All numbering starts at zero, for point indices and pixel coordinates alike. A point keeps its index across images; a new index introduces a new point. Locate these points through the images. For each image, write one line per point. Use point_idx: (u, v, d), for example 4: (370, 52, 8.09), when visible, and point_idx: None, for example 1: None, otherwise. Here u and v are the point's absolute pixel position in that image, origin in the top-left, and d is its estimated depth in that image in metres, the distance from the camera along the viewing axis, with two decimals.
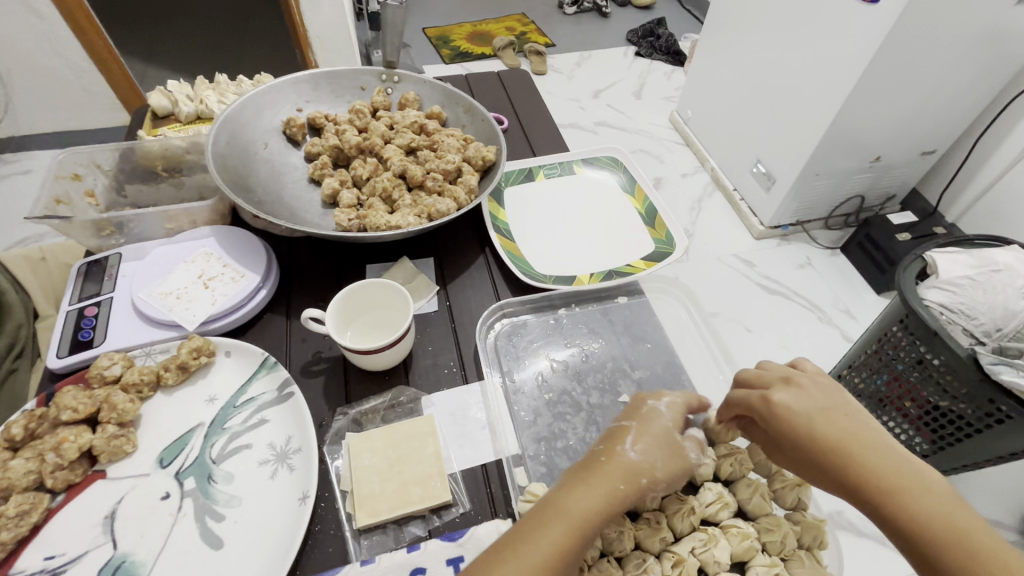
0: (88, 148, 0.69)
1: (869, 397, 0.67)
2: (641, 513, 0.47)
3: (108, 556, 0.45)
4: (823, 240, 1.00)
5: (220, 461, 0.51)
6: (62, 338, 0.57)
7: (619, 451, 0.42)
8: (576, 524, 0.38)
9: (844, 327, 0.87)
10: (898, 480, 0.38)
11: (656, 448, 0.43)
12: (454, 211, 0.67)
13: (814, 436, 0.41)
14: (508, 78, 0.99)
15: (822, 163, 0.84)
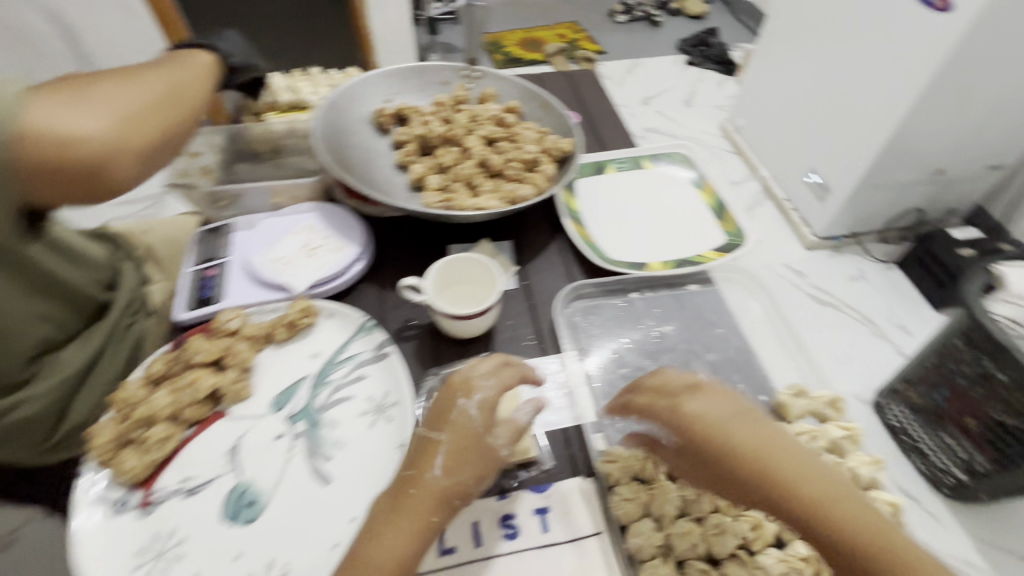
0: (206, 130, 0.77)
1: (925, 414, 0.62)
2: None
3: (234, 484, 0.51)
4: (879, 253, 0.97)
5: (326, 409, 0.56)
6: (187, 294, 0.64)
7: (424, 467, 0.45)
8: (391, 557, 0.41)
9: (898, 343, 0.84)
10: (780, 487, 0.40)
11: (471, 460, 0.45)
12: (535, 197, 0.71)
13: (712, 445, 0.42)
14: (576, 77, 1.03)
15: (882, 174, 0.84)
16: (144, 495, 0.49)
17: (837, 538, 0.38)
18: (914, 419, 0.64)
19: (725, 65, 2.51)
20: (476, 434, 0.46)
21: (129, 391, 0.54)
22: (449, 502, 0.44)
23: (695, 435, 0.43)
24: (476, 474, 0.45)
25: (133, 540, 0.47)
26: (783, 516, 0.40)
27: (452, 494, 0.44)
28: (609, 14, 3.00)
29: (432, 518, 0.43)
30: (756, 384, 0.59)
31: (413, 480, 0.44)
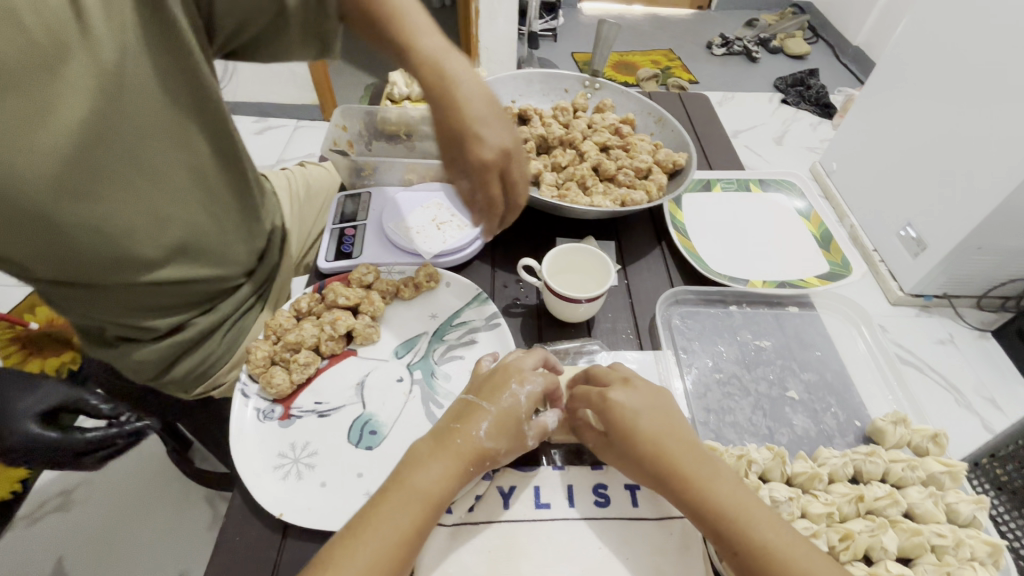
0: (356, 107, 0.85)
1: (1009, 492, 0.61)
2: (809, 491, 0.51)
3: (359, 413, 0.57)
4: (969, 319, 1.11)
5: (440, 364, 0.62)
6: (329, 247, 0.72)
7: (467, 426, 0.49)
8: (423, 493, 0.45)
9: (976, 410, 0.98)
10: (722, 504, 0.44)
11: (504, 427, 0.49)
12: (646, 202, 0.75)
13: (676, 466, 0.46)
14: (688, 99, 1.06)
15: (987, 238, 0.92)
16: (285, 409, 0.57)
17: (766, 556, 0.42)
18: (992, 494, 0.63)
19: (823, 108, 2.47)
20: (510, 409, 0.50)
21: (281, 320, 0.62)
22: (475, 456, 0.48)
23: (629, 431, 0.48)
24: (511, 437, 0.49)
25: (274, 444, 0.54)
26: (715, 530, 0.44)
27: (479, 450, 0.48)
28: (707, 46, 3.00)
29: (466, 471, 0.47)
30: (851, 410, 0.60)
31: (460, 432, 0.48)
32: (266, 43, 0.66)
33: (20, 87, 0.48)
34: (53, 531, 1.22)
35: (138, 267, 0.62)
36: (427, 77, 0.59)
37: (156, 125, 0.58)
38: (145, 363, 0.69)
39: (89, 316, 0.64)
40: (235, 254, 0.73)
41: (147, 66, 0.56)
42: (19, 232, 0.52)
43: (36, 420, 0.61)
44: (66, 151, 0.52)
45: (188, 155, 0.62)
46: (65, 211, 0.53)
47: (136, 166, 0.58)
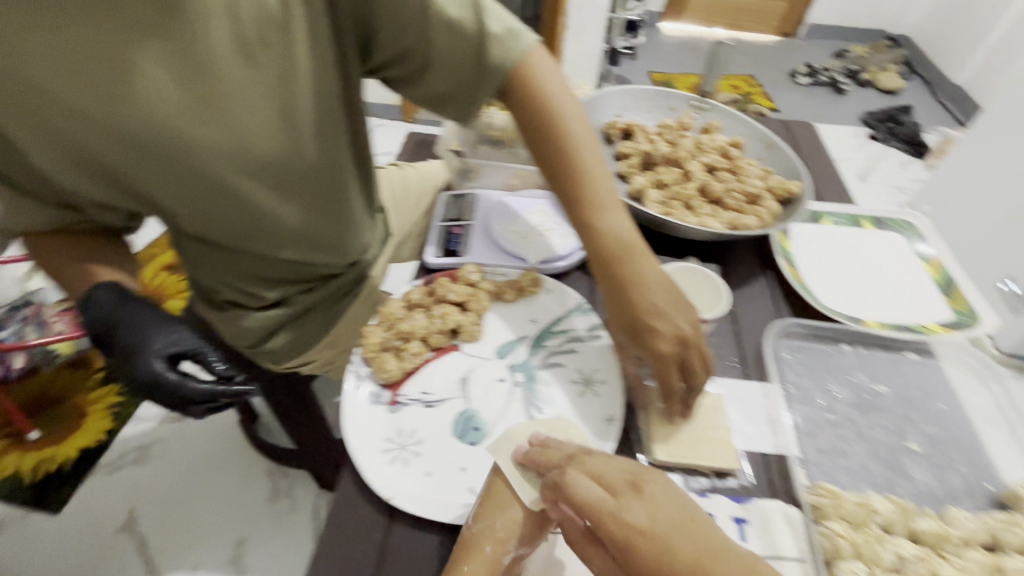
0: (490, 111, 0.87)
1: None
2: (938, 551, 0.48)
3: (462, 408, 0.58)
4: None
5: (541, 368, 0.62)
6: (436, 243, 0.74)
7: (488, 494, 0.48)
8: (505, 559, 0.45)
9: None
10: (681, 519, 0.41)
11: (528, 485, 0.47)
12: (759, 228, 0.74)
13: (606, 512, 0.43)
14: (793, 127, 1.03)
15: None
16: (393, 395, 0.58)
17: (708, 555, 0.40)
18: None
19: (914, 146, 2.36)
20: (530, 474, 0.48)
21: (393, 309, 0.64)
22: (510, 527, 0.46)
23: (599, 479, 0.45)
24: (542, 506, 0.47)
25: (381, 428, 0.56)
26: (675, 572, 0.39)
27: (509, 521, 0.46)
28: (792, 74, 2.91)
29: (502, 533, 0.45)
30: (980, 471, 0.56)
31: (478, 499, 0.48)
32: (416, 79, 0.67)
33: (219, 76, 0.59)
34: (134, 482, 1.34)
35: (267, 242, 0.73)
36: (603, 247, 0.60)
37: (320, 129, 0.66)
38: (251, 326, 0.82)
39: (219, 275, 0.78)
40: (344, 248, 0.81)
41: (329, 78, 0.64)
42: (183, 194, 0.63)
43: (161, 360, 0.65)
44: (241, 135, 0.62)
45: (336, 157, 0.70)
46: (224, 182, 0.64)
47: (291, 160, 0.66)
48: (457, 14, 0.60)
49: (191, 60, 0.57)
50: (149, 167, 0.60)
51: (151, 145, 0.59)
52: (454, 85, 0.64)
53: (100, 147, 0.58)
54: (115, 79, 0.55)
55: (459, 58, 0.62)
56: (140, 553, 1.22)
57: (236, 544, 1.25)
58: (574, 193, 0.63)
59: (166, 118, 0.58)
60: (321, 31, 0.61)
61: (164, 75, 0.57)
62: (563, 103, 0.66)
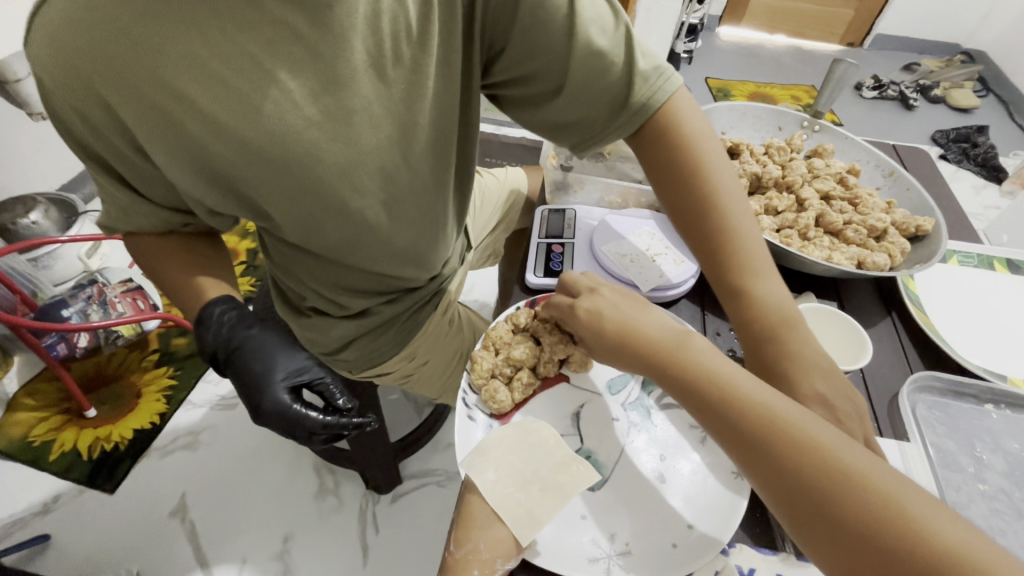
0: None
1: None
2: None
3: (577, 446, 0.54)
4: None
5: (657, 409, 0.58)
6: (537, 261, 0.71)
7: (466, 511, 0.48)
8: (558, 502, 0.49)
9: None
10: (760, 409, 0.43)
11: (507, 496, 0.48)
12: (888, 267, 0.68)
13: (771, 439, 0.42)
14: (904, 153, 0.96)
15: None
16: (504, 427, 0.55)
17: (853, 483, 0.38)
18: None
19: (991, 171, 2.27)
20: (503, 483, 0.49)
21: (501, 333, 0.61)
22: (493, 539, 0.46)
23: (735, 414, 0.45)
24: (514, 511, 0.47)
25: None
26: (768, 448, 0.42)
27: (489, 533, 0.46)
28: (857, 86, 2.76)
29: (482, 545, 0.46)
30: None
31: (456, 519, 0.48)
32: (542, 102, 0.65)
33: (353, 91, 0.56)
34: (185, 467, 1.34)
35: (363, 256, 0.71)
36: (754, 308, 0.57)
37: (433, 149, 0.65)
38: (331, 333, 0.80)
39: (308, 280, 0.76)
40: (430, 261, 0.80)
41: (455, 97, 0.62)
42: (295, 205, 0.61)
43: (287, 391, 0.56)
44: (363, 150, 0.59)
45: (443, 175, 0.68)
46: (337, 196, 0.61)
47: (403, 176, 0.64)
48: (605, 44, 0.58)
49: (327, 72, 0.54)
50: (267, 177, 0.58)
51: (274, 156, 0.56)
52: (583, 116, 0.62)
53: (223, 153, 0.55)
54: (249, 86, 0.53)
55: (602, 89, 0.60)
56: (191, 541, 1.23)
57: (283, 539, 1.24)
58: (722, 252, 0.61)
59: (294, 131, 0.55)
60: (455, 48, 0.59)
61: (299, 87, 0.54)
62: (708, 149, 0.63)
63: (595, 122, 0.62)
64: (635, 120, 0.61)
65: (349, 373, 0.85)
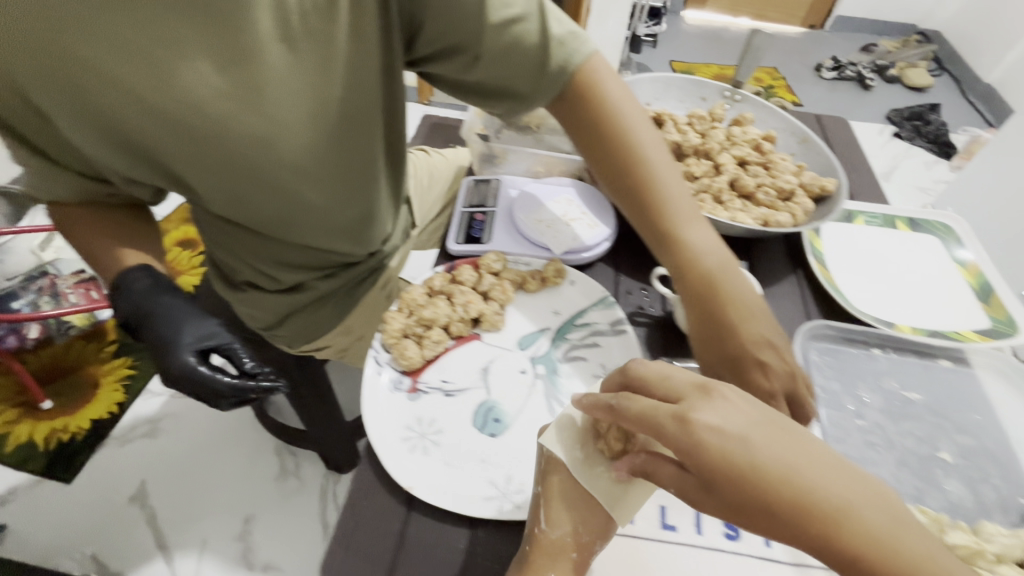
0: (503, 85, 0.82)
1: None
2: None
3: (483, 398, 0.57)
4: None
5: (563, 362, 0.61)
6: (458, 229, 0.73)
7: (553, 495, 0.45)
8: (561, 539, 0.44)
9: None
10: (781, 475, 0.33)
11: (601, 478, 0.46)
12: (790, 226, 0.71)
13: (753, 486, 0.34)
14: (826, 122, 1.00)
15: None
16: (413, 382, 0.57)
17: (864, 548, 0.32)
18: None
19: (941, 147, 2.29)
20: (594, 464, 0.46)
21: (416, 295, 0.63)
22: (589, 520, 0.44)
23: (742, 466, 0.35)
24: (612, 495, 0.45)
25: (403, 416, 0.55)
26: (797, 525, 0.33)
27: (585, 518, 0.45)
28: (817, 66, 2.80)
29: (581, 531, 0.44)
30: (1013, 484, 0.54)
31: (542, 500, 0.46)
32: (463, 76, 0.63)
33: (262, 63, 0.57)
34: (144, 454, 1.34)
35: (293, 230, 0.72)
36: (683, 260, 0.55)
37: (355, 124, 0.65)
38: (268, 308, 0.82)
39: (240, 254, 0.77)
40: (368, 237, 0.80)
41: (375, 73, 0.62)
42: (213, 176, 0.62)
43: (192, 354, 0.58)
44: (277, 123, 0.60)
45: (371, 153, 0.69)
46: (254, 166, 0.62)
47: (326, 151, 0.65)
48: (516, 14, 0.58)
49: (234, 44, 0.55)
50: (182, 149, 0.59)
51: (186, 127, 0.57)
52: (505, 86, 0.62)
53: (133, 123, 0.56)
54: (153, 56, 0.54)
55: (518, 59, 0.59)
56: (150, 524, 1.23)
57: (244, 520, 1.25)
58: (651, 208, 0.58)
59: (203, 102, 0.56)
60: (368, 20, 0.59)
61: (206, 58, 0.55)
62: (626, 107, 0.61)
63: (519, 93, 0.62)
64: (554, 88, 0.60)
65: (289, 348, 0.85)
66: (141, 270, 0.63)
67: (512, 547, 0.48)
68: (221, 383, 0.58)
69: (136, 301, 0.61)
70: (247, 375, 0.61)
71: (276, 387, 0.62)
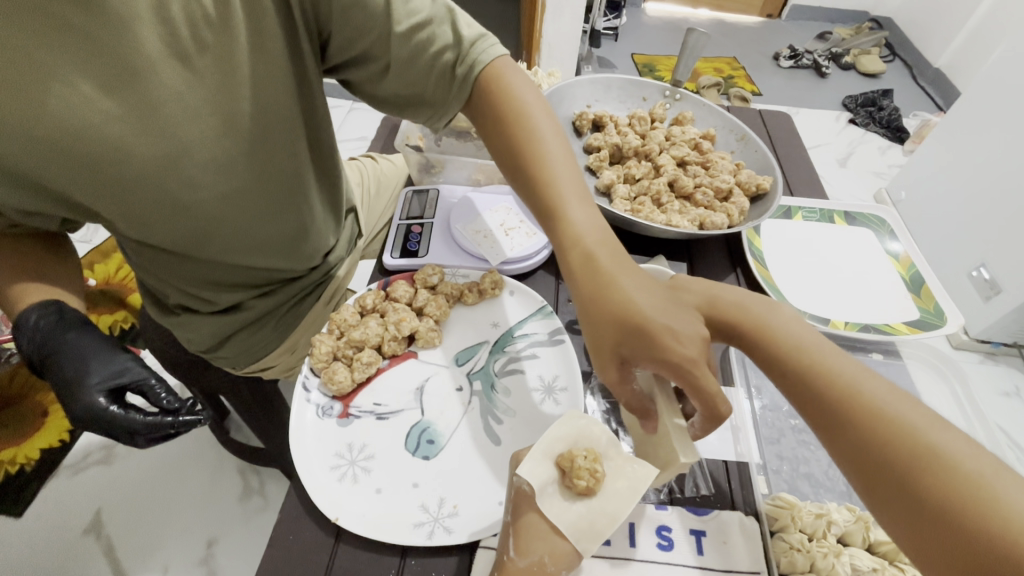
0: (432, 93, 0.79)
1: None
2: (877, 550, 0.50)
3: (417, 419, 0.55)
4: None
5: (501, 376, 0.60)
6: (395, 243, 0.72)
7: (522, 525, 0.45)
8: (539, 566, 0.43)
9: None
10: (942, 465, 0.39)
11: (568, 510, 0.45)
12: (726, 226, 0.72)
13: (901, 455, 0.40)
14: (768, 117, 1.00)
15: None
16: (344, 407, 0.56)
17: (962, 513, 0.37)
18: None
19: (894, 132, 2.32)
20: (564, 495, 0.46)
21: (346, 315, 0.62)
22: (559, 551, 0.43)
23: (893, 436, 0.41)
24: (586, 525, 0.44)
25: (332, 444, 0.53)
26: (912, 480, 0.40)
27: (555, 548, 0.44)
28: (775, 55, 2.83)
29: (547, 561, 0.43)
30: None
31: (511, 528, 0.45)
32: (376, 83, 0.63)
33: (154, 82, 0.54)
34: (97, 483, 1.15)
35: (217, 250, 0.69)
36: (569, 241, 0.55)
37: (264, 134, 0.63)
38: (201, 334, 0.77)
39: (164, 276, 0.73)
40: (302, 252, 0.77)
41: (283, 83, 0.61)
42: (119, 202, 0.59)
43: (103, 394, 0.59)
44: (177, 141, 0.58)
45: (293, 164, 0.68)
46: (160, 187, 0.59)
47: (239, 167, 0.63)
48: (423, 18, 0.57)
49: (119, 64, 0.52)
50: (78, 178, 0.56)
51: (77, 153, 0.54)
52: (419, 93, 0.61)
53: (18, 157, 0.53)
54: (27, 82, 0.50)
55: (428, 63, 0.58)
56: (108, 557, 1.06)
57: (206, 544, 1.09)
58: (540, 196, 0.58)
59: (92, 127, 0.53)
60: (270, 31, 0.58)
61: (88, 81, 0.52)
62: (529, 99, 0.60)
63: (433, 97, 0.61)
64: (463, 92, 0.60)
65: (230, 370, 0.81)
66: (39, 308, 0.63)
67: (443, 572, 0.47)
68: (137, 421, 0.59)
69: (37, 338, 0.61)
70: (167, 410, 0.62)
71: (198, 421, 0.63)
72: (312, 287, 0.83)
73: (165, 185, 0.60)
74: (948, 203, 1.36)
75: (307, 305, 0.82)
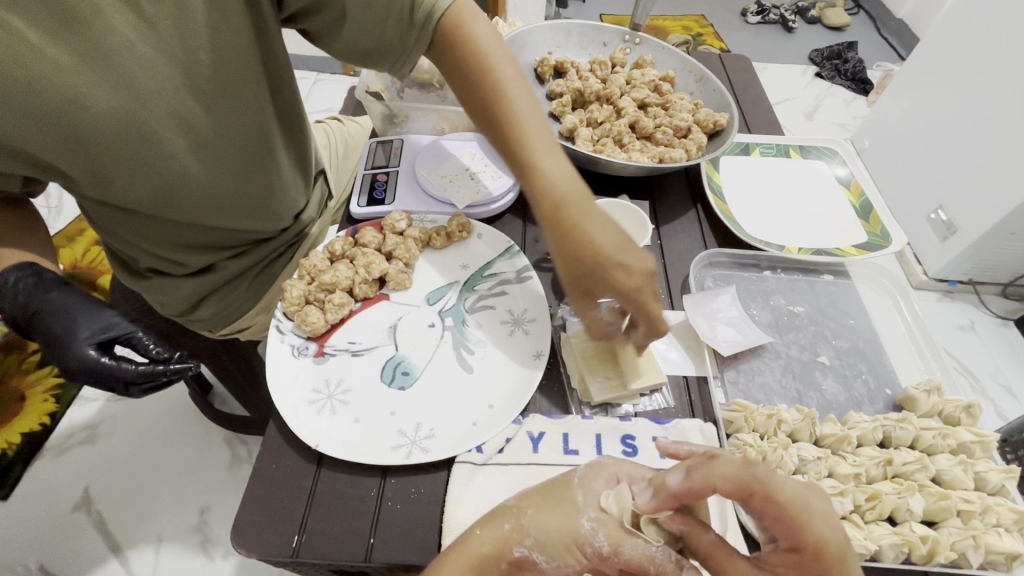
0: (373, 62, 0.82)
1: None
2: (823, 444, 0.54)
3: (391, 354, 0.57)
4: (986, 304, 1.36)
5: (472, 311, 0.62)
6: (361, 192, 0.72)
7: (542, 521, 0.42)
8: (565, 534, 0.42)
9: None
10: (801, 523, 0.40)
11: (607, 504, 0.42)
12: (684, 161, 0.73)
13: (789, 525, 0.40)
14: (728, 60, 1.02)
15: None
16: (320, 347, 0.58)
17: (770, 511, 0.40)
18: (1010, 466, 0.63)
19: (859, 84, 2.34)
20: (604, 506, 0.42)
21: (316, 262, 0.63)
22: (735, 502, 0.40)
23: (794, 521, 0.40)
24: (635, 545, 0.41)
25: (309, 380, 0.55)
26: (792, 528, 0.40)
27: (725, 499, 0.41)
28: (742, 12, 2.82)
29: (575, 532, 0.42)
30: (882, 378, 0.60)
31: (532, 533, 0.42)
32: (332, 30, 0.61)
33: (103, 30, 0.53)
34: (83, 461, 1.14)
35: (186, 209, 0.68)
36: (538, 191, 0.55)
37: (224, 86, 0.62)
38: (176, 297, 0.77)
39: (132, 239, 0.71)
40: (273, 211, 0.77)
41: (242, 34, 0.60)
42: (78, 159, 0.58)
43: (93, 347, 0.60)
44: (133, 93, 0.57)
45: (258, 118, 0.67)
46: (120, 143, 0.58)
47: (201, 120, 0.62)
48: None
49: (62, 11, 0.51)
50: (32, 133, 0.54)
51: (31, 107, 0.53)
52: (380, 38, 0.59)
53: None
54: None
55: (383, 5, 0.57)
56: (100, 530, 1.07)
57: (199, 512, 1.10)
58: (507, 144, 0.58)
59: (42, 78, 0.52)
60: None
61: (31, 27, 0.50)
62: (493, 48, 0.59)
63: (393, 42, 0.59)
64: (428, 29, 0.58)
65: (207, 333, 0.80)
66: (17, 270, 0.63)
67: (422, 488, 0.50)
68: (126, 369, 0.60)
69: (19, 299, 0.62)
70: (157, 359, 0.63)
71: (188, 368, 0.63)
72: (284, 247, 0.83)
73: (125, 143, 0.59)
74: (908, 147, 1.39)
75: (279, 265, 0.82)
